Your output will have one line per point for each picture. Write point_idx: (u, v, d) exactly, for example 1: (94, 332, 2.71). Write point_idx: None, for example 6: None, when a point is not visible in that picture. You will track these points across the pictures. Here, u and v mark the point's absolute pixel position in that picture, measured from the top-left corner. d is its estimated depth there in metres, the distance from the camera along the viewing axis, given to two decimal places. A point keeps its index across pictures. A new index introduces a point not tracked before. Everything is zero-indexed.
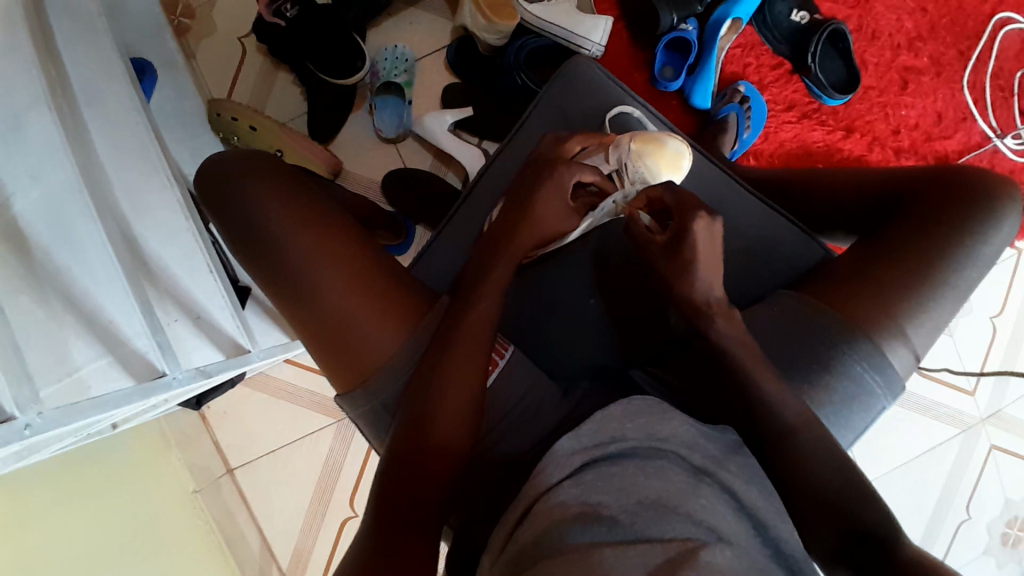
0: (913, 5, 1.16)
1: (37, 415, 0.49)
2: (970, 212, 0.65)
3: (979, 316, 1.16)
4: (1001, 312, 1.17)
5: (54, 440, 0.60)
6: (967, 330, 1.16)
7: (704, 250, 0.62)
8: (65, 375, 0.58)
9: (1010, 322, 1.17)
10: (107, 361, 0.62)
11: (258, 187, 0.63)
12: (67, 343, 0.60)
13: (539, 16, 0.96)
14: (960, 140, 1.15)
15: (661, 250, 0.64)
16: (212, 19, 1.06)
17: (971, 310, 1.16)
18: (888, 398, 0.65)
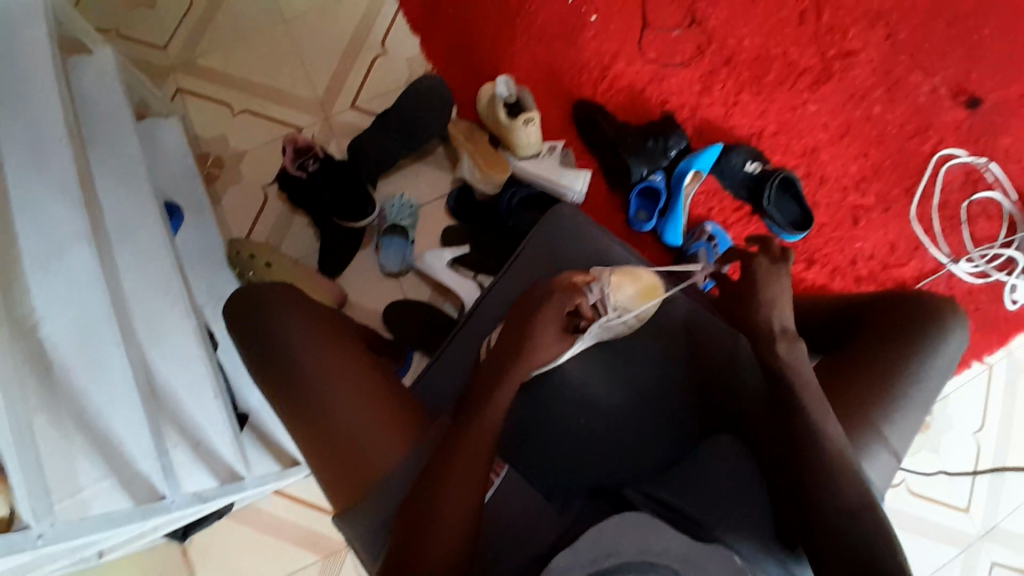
0: (855, 153, 1.33)
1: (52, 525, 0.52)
2: (919, 329, 0.72)
3: (962, 431, 1.19)
4: (983, 426, 1.20)
5: (50, 558, 0.60)
6: (952, 446, 1.18)
7: None
8: (69, 494, 0.60)
9: (993, 436, 1.19)
10: (110, 483, 0.63)
11: (279, 317, 0.70)
12: (75, 465, 0.63)
13: (529, 170, 1.12)
14: (915, 267, 1.27)
15: None
16: (239, 169, 1.21)
17: (951, 425, 1.19)
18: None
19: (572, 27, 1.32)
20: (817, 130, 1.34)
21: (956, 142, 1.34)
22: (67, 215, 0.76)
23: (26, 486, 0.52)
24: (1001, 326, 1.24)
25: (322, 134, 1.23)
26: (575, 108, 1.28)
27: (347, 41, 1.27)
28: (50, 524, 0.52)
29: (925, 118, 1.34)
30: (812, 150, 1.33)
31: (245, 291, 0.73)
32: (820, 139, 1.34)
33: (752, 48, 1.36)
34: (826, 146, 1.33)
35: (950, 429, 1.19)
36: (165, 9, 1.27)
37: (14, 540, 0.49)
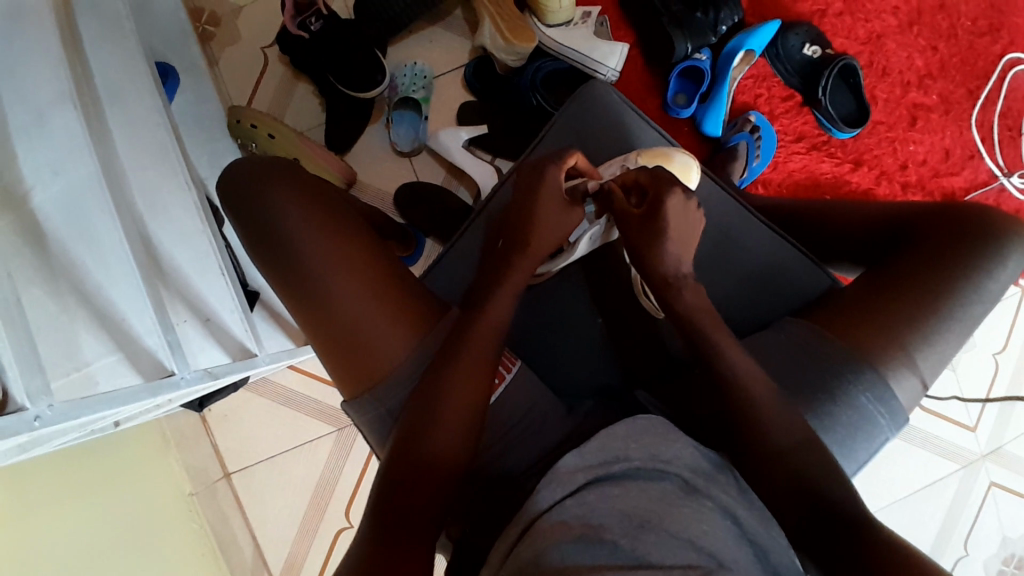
0: (924, 45, 1.18)
1: (47, 407, 0.49)
2: (976, 247, 0.65)
3: (982, 354, 1.16)
4: (1004, 349, 1.16)
5: (57, 434, 0.60)
6: (968, 368, 1.16)
7: (677, 222, 0.66)
8: (73, 369, 0.59)
9: (1014, 359, 1.16)
10: (116, 358, 0.63)
11: (280, 193, 0.65)
12: (79, 340, 0.61)
13: (558, 40, 1.00)
14: (966, 177, 1.16)
15: (637, 223, 0.67)
16: (236, 27, 1.09)
17: (973, 346, 1.16)
18: (893, 428, 0.65)
19: None
20: (885, 16, 1.18)
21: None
22: (47, 69, 0.69)
23: (17, 366, 0.49)
24: None
25: None
26: None
27: None
28: (47, 405, 0.49)
29: (1003, 11, 1.18)
30: (878, 36, 1.18)
31: (244, 164, 0.67)
32: (887, 26, 1.18)
33: None
34: (892, 35, 1.18)
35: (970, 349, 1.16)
36: None
37: (7, 421, 0.45)
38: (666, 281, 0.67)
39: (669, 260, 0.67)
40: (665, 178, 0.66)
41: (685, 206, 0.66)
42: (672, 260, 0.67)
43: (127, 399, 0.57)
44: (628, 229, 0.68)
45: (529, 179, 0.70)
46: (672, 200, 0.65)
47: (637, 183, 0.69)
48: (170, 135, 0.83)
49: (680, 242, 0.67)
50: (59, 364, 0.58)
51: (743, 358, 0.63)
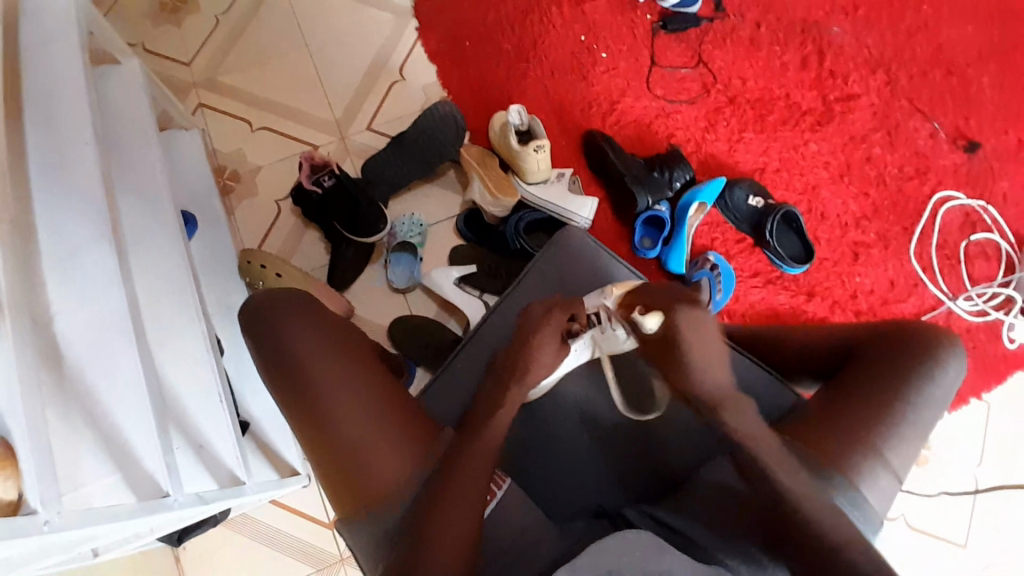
0: (856, 192, 1.37)
1: (58, 513, 0.50)
2: (917, 359, 0.72)
3: (961, 469, 1.20)
4: (981, 463, 1.20)
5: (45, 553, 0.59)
6: (950, 484, 1.19)
7: (694, 341, 0.72)
8: (71, 489, 0.62)
9: (993, 477, 1.20)
10: (115, 480, 0.64)
11: (296, 322, 0.71)
12: (82, 462, 0.64)
13: (537, 195, 1.15)
14: (914, 303, 1.29)
15: (654, 345, 0.73)
16: (255, 183, 1.24)
17: (952, 464, 1.20)
18: (869, 533, 0.68)
19: (585, 62, 1.38)
20: (818, 170, 1.38)
21: (954, 185, 1.37)
22: (85, 216, 0.76)
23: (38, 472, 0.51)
24: (999, 365, 1.25)
25: (338, 153, 1.28)
26: (583, 137, 1.32)
27: (368, 66, 1.33)
28: (57, 511, 0.51)
29: (924, 161, 1.39)
30: (814, 187, 1.37)
31: (263, 297, 0.74)
32: (821, 179, 1.37)
33: (756, 89, 1.41)
34: (827, 185, 1.37)
35: (948, 464, 1.20)
36: (194, 30, 1.34)
37: (17, 523, 0.47)
38: None
39: (688, 369, 0.71)
40: (673, 298, 0.74)
41: (699, 321, 0.73)
42: (702, 376, 0.71)
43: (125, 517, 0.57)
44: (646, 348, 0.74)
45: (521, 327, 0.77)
46: (683, 318, 0.72)
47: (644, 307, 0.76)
48: (189, 274, 0.89)
49: (699, 348, 0.72)
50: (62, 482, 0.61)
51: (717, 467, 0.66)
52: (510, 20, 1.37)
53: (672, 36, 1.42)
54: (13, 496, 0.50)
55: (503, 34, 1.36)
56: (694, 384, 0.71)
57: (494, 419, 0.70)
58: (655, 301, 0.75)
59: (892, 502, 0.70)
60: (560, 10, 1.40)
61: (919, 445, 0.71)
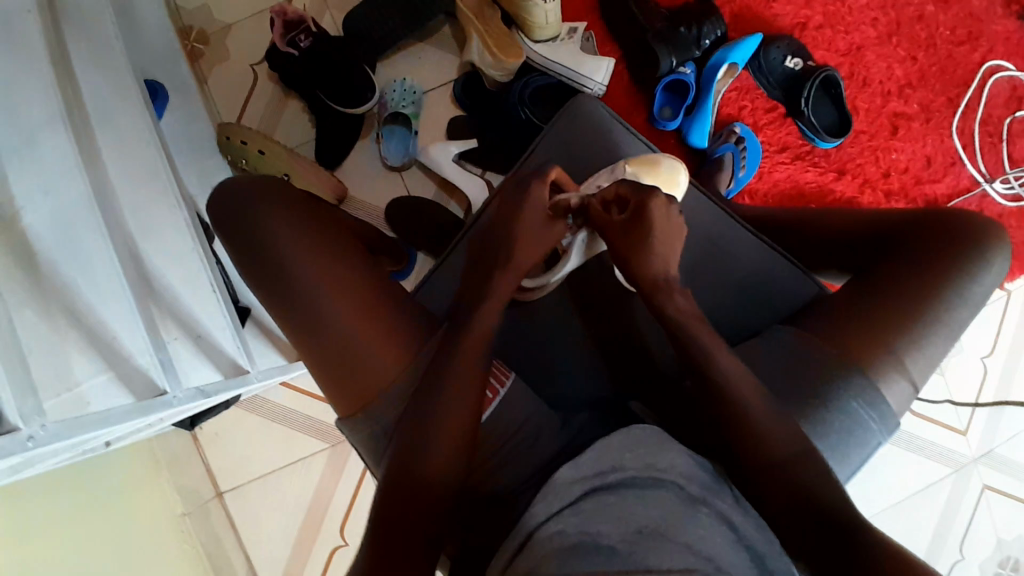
0: (904, 54, 1.21)
1: (41, 427, 0.49)
2: (957, 256, 0.66)
3: (970, 355, 1.18)
4: (992, 351, 1.18)
5: (50, 453, 0.60)
6: (958, 370, 1.18)
7: (661, 226, 0.67)
8: (65, 390, 0.58)
9: (1001, 363, 1.18)
10: (106, 377, 0.62)
11: (273, 212, 0.65)
12: (67, 357, 0.59)
13: (545, 56, 1.02)
14: (949, 184, 1.19)
15: (618, 230, 0.68)
16: (225, 46, 1.10)
17: (962, 350, 1.18)
18: (884, 433, 0.66)
19: None
20: (864, 27, 1.20)
21: (1020, 45, 1.21)
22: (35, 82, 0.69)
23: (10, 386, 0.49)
24: None
25: (315, 6, 1.11)
26: None
27: None
28: (38, 426, 0.50)
29: (983, 19, 1.21)
30: (858, 48, 1.20)
31: (236, 186, 0.67)
32: (866, 38, 1.20)
33: None
34: (872, 46, 1.20)
35: (957, 350, 1.18)
36: None
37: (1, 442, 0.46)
38: (650, 290, 0.67)
39: (655, 264, 0.67)
40: (646, 188, 0.68)
41: (667, 213, 0.68)
42: (658, 267, 0.67)
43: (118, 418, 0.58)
44: (610, 236, 0.69)
45: (512, 204, 0.73)
46: (655, 204, 0.67)
47: (616, 196, 0.70)
48: (162, 158, 0.83)
49: (666, 246, 0.68)
50: (49, 384, 0.56)
51: (727, 358, 0.63)
52: None
53: None
54: None
55: None
56: (660, 278, 0.67)
57: (483, 311, 0.67)
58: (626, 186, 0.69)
59: (912, 402, 0.67)
60: None
61: (950, 344, 0.67)
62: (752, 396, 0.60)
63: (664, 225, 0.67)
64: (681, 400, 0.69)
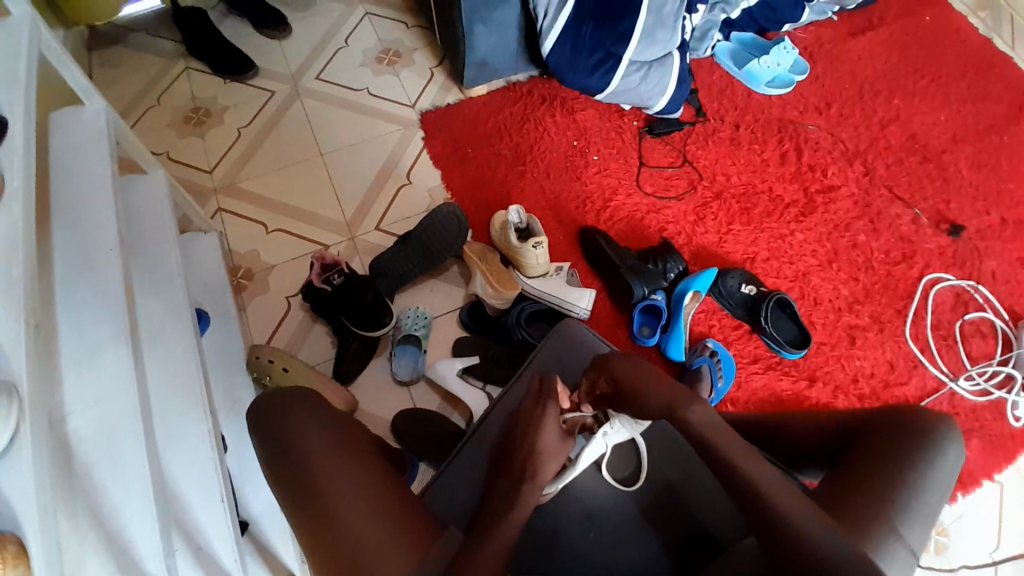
0: (846, 277, 1.41)
1: None
2: (915, 446, 0.72)
3: (978, 550, 1.16)
4: (998, 545, 1.17)
5: None
6: (973, 570, 1.14)
7: (631, 371, 0.76)
8: None
9: (1011, 560, 1.16)
10: None
11: (305, 418, 0.73)
12: (85, 558, 0.63)
13: (538, 288, 1.21)
14: (916, 384, 1.29)
15: (614, 398, 0.78)
16: (267, 280, 1.30)
17: (969, 548, 1.16)
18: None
19: (577, 164, 1.49)
20: (807, 257, 1.43)
21: (943, 266, 1.43)
22: (104, 309, 0.79)
23: None
24: (1008, 443, 1.23)
25: (347, 251, 1.34)
26: (580, 232, 1.39)
27: (378, 171, 1.44)
28: None
29: (909, 246, 1.45)
30: (805, 274, 1.42)
31: (273, 397, 0.75)
32: (809, 265, 1.42)
33: (740, 184, 1.50)
34: (816, 272, 1.42)
35: (965, 547, 1.16)
36: (217, 141, 1.47)
37: None
38: None
39: (651, 396, 0.73)
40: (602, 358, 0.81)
41: (629, 361, 0.78)
42: (657, 396, 0.73)
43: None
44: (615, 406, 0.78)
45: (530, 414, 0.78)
46: (615, 363, 0.79)
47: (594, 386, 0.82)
48: (200, 370, 0.90)
49: (649, 382, 0.74)
50: None
51: None
52: (507, 130, 1.50)
53: (658, 140, 1.54)
54: None
55: (501, 142, 1.49)
56: (664, 406, 0.72)
57: (503, 522, 0.68)
58: (593, 373, 0.81)
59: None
60: (554, 119, 1.53)
61: (929, 532, 0.70)
62: None
63: (621, 372, 0.77)
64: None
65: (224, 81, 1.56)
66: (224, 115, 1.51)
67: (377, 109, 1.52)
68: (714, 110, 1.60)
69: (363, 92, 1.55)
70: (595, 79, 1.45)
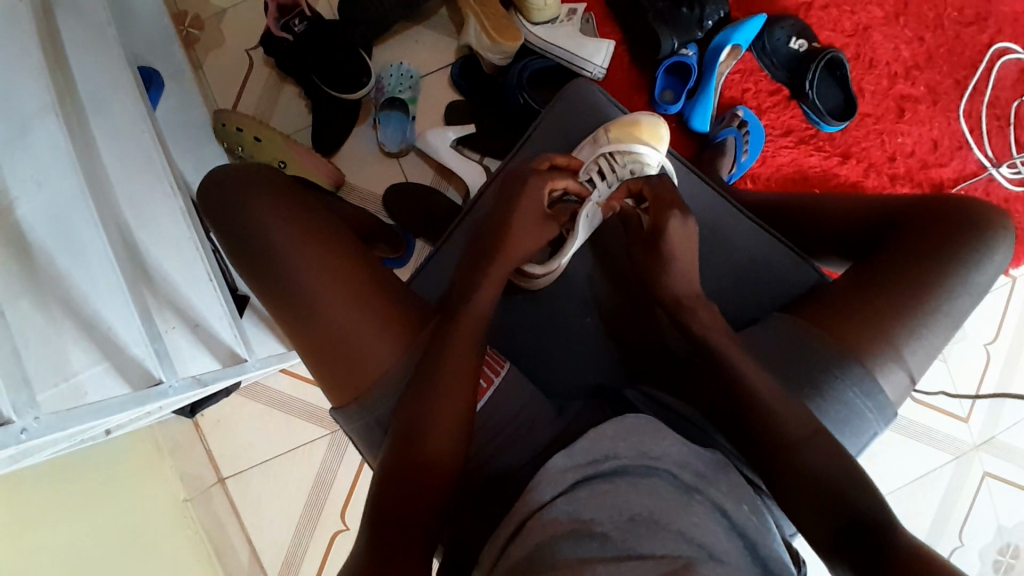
0: (912, 35, 1.18)
1: (35, 419, 0.48)
2: (964, 245, 0.64)
3: (974, 341, 1.18)
4: (995, 338, 1.18)
5: (49, 444, 0.59)
6: (962, 357, 1.18)
7: None
8: (63, 380, 0.57)
9: (1004, 349, 1.18)
10: (102, 367, 0.61)
11: (262, 203, 0.64)
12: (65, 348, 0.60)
13: (544, 38, 1.00)
14: (955, 168, 1.17)
15: None
16: (221, 31, 1.08)
17: (965, 338, 1.18)
18: (879, 423, 0.65)
19: None
20: (873, 7, 1.17)
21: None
22: None
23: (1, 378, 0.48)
24: None
25: None
26: None
27: None
28: (35, 417, 0.49)
29: (985, 6, 1.18)
30: (866, 28, 1.17)
31: (225, 181, 0.66)
32: (873, 17, 1.17)
33: None
34: (879, 27, 1.17)
35: (961, 338, 1.18)
36: None
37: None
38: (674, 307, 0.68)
39: None
40: None
41: None
42: None
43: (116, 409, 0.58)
44: None
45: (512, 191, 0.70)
46: None
47: None
48: (157, 144, 0.80)
49: None
50: (43, 378, 0.56)
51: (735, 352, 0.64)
52: None
53: None
54: None
55: None
56: None
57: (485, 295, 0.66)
58: None
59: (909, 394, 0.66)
60: None
61: (951, 332, 0.66)
62: None
63: None
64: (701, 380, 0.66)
65: None
66: None
67: None
68: None
69: None
70: None
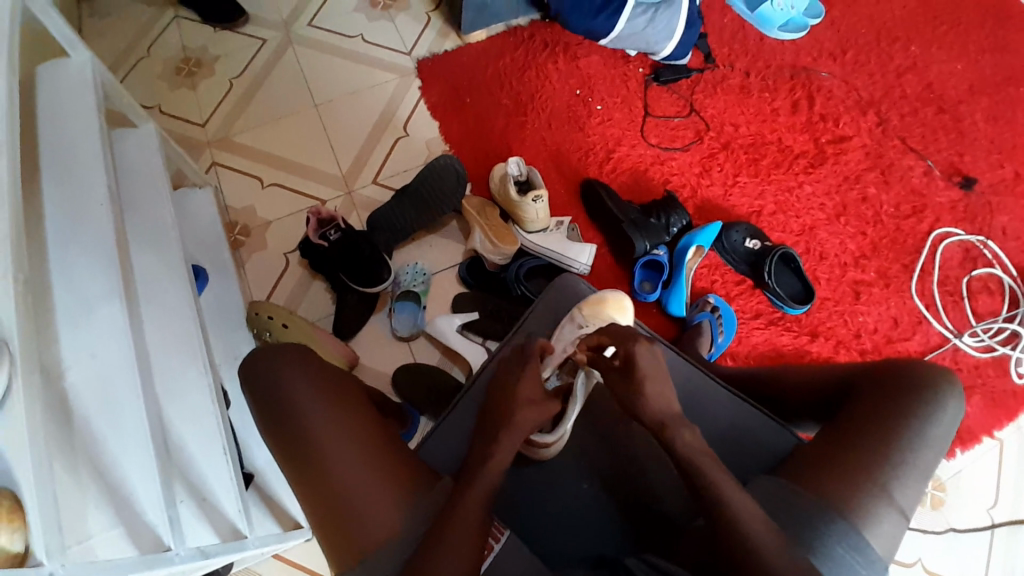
0: (853, 232, 1.38)
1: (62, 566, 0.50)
2: (915, 401, 0.71)
3: (976, 508, 1.18)
4: (997, 503, 1.18)
5: None
6: (967, 524, 1.17)
7: None
8: (75, 542, 0.61)
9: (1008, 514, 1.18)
10: (117, 531, 0.63)
11: (292, 370, 0.73)
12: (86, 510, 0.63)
13: (538, 243, 1.18)
14: (920, 340, 1.29)
15: None
16: (264, 237, 1.28)
17: (966, 503, 1.18)
18: None
19: (580, 114, 1.44)
20: (814, 211, 1.40)
21: (953, 222, 1.39)
22: (97, 266, 0.77)
23: (43, 523, 0.50)
24: (1009, 401, 1.24)
25: (344, 206, 1.32)
26: (582, 185, 1.36)
27: (375, 122, 1.39)
28: (61, 564, 0.50)
29: (920, 199, 1.41)
30: (811, 228, 1.38)
31: (262, 352, 0.75)
32: (817, 219, 1.39)
33: (748, 134, 1.45)
34: (823, 227, 1.38)
35: (963, 503, 1.18)
36: (208, 92, 1.42)
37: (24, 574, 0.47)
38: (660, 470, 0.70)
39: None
40: None
41: None
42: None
43: (125, 567, 0.55)
44: None
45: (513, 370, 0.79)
46: None
47: None
48: (197, 325, 0.90)
49: None
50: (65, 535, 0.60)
51: (728, 511, 0.64)
52: (508, 77, 1.45)
53: (664, 88, 1.48)
54: (19, 548, 0.50)
55: (501, 91, 1.43)
56: None
57: (486, 457, 0.70)
58: None
59: (895, 549, 0.67)
60: (557, 66, 1.47)
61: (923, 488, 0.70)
62: (739, 545, 0.62)
63: None
64: (695, 545, 0.69)
65: (215, 30, 1.49)
66: (216, 66, 1.45)
67: (372, 57, 1.46)
68: (723, 56, 1.53)
69: (358, 40, 1.48)
70: (600, 22, 1.38)
